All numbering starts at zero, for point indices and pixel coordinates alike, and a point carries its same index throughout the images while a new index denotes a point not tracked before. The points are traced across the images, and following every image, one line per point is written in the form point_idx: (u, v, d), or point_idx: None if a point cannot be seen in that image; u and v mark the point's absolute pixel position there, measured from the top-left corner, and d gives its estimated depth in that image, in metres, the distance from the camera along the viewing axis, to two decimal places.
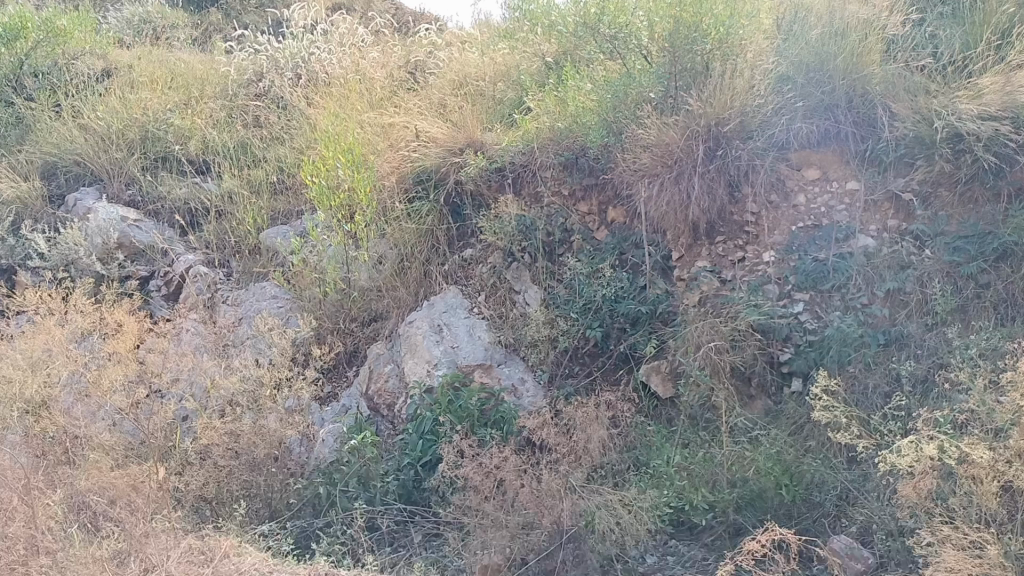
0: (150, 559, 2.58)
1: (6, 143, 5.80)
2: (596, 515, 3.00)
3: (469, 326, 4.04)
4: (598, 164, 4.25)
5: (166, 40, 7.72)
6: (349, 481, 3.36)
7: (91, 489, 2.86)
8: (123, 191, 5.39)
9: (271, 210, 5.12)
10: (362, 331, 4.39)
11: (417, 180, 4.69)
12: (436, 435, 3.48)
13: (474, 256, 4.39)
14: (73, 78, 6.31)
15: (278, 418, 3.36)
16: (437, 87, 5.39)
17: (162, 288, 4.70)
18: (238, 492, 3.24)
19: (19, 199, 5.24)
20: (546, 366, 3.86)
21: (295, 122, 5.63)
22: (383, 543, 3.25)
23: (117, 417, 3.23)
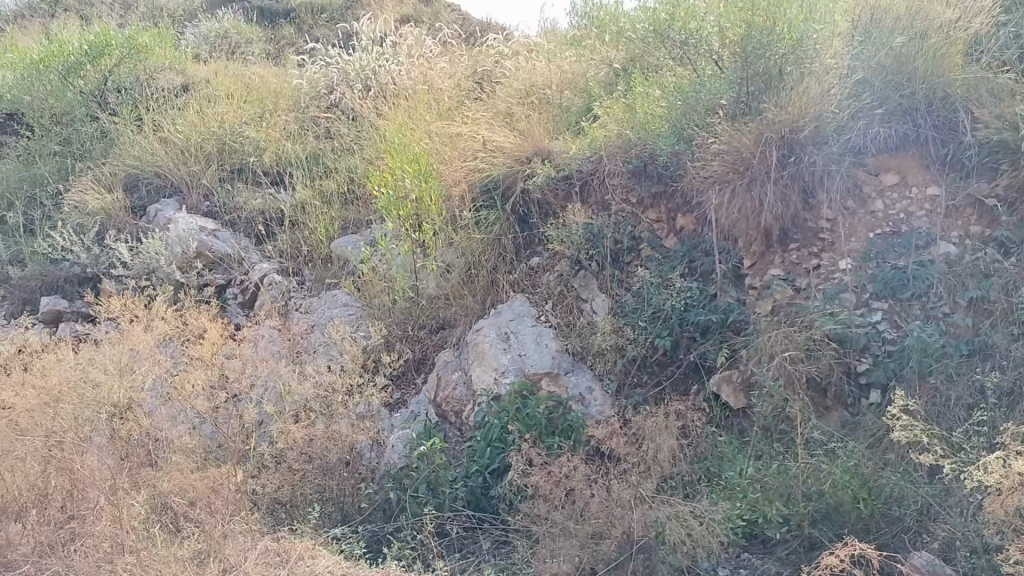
0: (229, 560, 2.68)
1: (92, 156, 6.03)
2: (667, 526, 2.96)
3: (536, 334, 4.02)
4: (666, 171, 4.22)
5: (241, 55, 7.95)
6: (419, 487, 3.36)
7: (172, 490, 2.94)
8: (201, 202, 5.55)
9: (342, 220, 5.21)
10: (431, 339, 4.39)
11: (484, 189, 4.72)
12: (504, 442, 3.47)
13: (542, 264, 4.41)
14: (154, 93, 6.55)
15: (350, 423, 3.42)
16: (504, 96, 5.42)
17: (238, 296, 4.81)
18: (312, 496, 3.31)
19: (104, 210, 5.44)
20: (615, 375, 3.84)
21: (365, 132, 5.73)
22: (452, 549, 3.29)
23: (198, 421, 3.35)
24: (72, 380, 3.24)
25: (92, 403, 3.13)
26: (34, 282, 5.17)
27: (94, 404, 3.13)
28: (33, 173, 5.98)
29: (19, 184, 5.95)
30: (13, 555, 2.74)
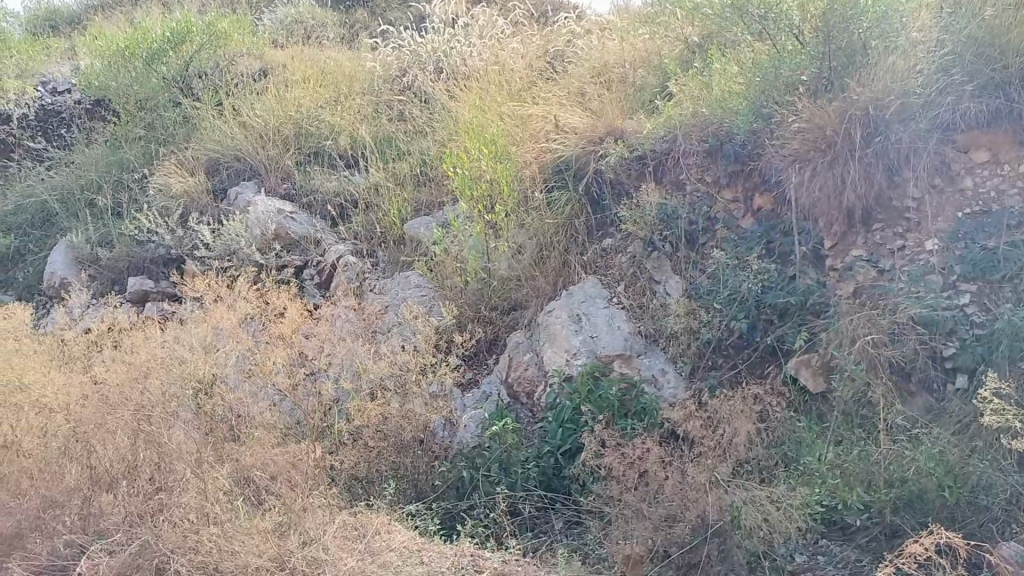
0: (308, 533, 2.77)
1: (175, 141, 6.20)
2: (742, 509, 2.90)
3: (609, 315, 4.00)
4: (744, 150, 4.12)
5: (317, 40, 8.07)
6: (491, 466, 3.43)
7: (255, 464, 3.01)
8: (279, 185, 5.64)
9: (415, 201, 5.27)
10: (503, 320, 4.39)
11: (556, 170, 4.72)
12: (576, 423, 3.49)
13: (614, 246, 4.35)
14: (234, 79, 6.74)
15: (424, 403, 3.46)
16: (577, 76, 5.38)
17: (315, 277, 4.92)
18: (388, 472, 3.38)
19: (187, 193, 5.59)
20: (688, 358, 3.78)
21: (437, 115, 5.76)
22: (525, 528, 3.31)
23: (278, 397, 3.45)
24: (160, 356, 3.37)
25: (179, 380, 3.29)
26: (123, 263, 5.39)
27: (180, 380, 3.29)
28: (120, 158, 6.18)
29: (107, 168, 6.17)
30: (105, 523, 2.87)
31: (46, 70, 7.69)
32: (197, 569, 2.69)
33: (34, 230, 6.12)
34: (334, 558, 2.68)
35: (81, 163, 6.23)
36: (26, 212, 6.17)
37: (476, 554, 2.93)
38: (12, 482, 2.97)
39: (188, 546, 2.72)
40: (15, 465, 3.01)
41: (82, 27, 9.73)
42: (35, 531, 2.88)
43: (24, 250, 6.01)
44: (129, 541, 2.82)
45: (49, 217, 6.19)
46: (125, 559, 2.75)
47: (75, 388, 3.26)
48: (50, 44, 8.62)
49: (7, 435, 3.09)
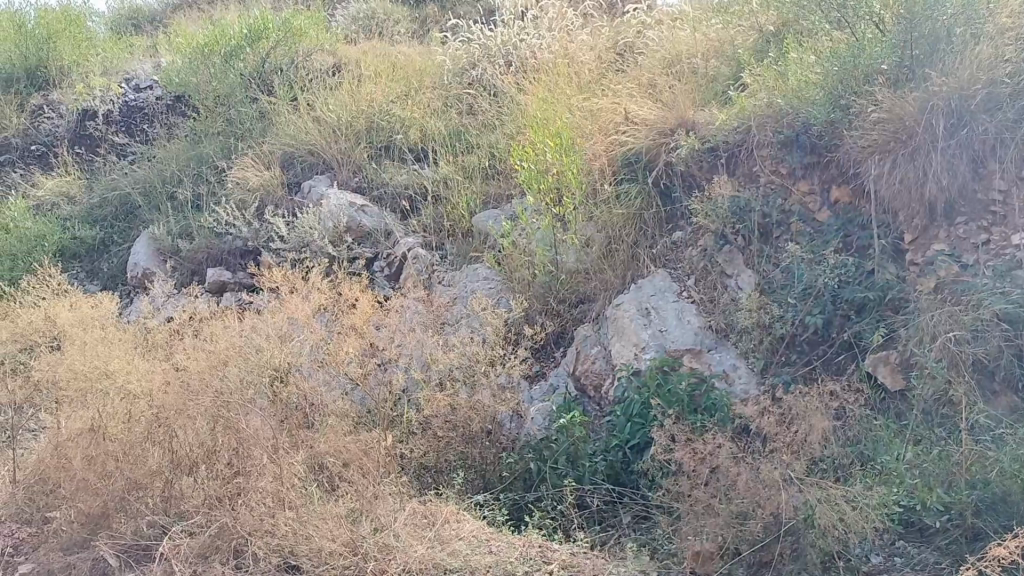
0: (380, 520, 2.83)
1: (252, 136, 6.36)
2: (817, 508, 2.83)
3: (678, 309, 3.97)
4: (821, 142, 4.06)
5: (388, 36, 8.15)
6: (559, 459, 3.42)
7: (329, 452, 3.09)
8: (351, 178, 5.73)
9: (484, 195, 5.30)
10: (570, 313, 4.36)
11: (626, 162, 4.67)
12: (644, 418, 3.47)
13: (684, 239, 4.29)
14: (308, 74, 6.86)
15: (492, 394, 3.46)
16: (647, 67, 5.33)
17: (384, 269, 4.97)
18: (456, 462, 3.40)
19: (263, 186, 5.73)
20: (761, 354, 3.71)
21: (506, 108, 5.77)
22: (592, 522, 3.29)
23: (349, 387, 3.50)
24: (238, 345, 3.48)
25: (255, 369, 3.39)
26: (202, 255, 5.55)
27: (257, 369, 3.39)
28: (199, 152, 6.36)
29: (188, 162, 6.35)
30: (186, 506, 2.97)
31: (131, 68, 7.98)
32: (273, 553, 2.77)
33: (118, 222, 6.34)
34: (404, 545, 2.73)
35: (163, 157, 6.43)
36: (110, 204, 6.40)
37: (544, 545, 2.95)
38: (97, 464, 3.04)
39: (263, 529, 2.80)
40: (99, 447, 3.08)
41: (163, 25, 10.03)
42: (120, 511, 3.00)
43: (109, 241, 6.23)
44: (207, 524, 2.89)
45: (132, 209, 6.40)
46: (205, 540, 2.83)
47: (158, 375, 3.38)
48: (134, 41, 8.91)
49: (93, 419, 3.17)
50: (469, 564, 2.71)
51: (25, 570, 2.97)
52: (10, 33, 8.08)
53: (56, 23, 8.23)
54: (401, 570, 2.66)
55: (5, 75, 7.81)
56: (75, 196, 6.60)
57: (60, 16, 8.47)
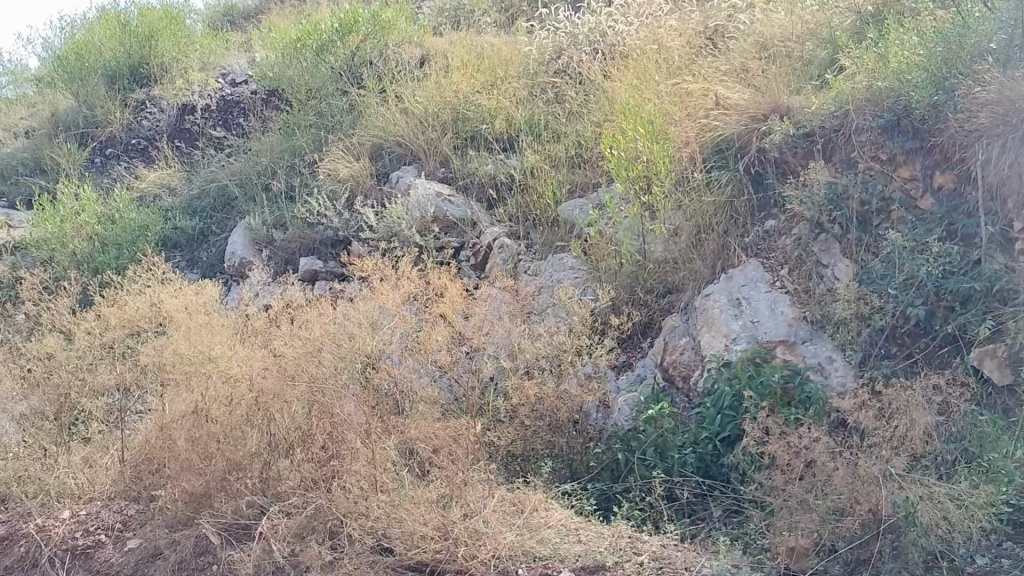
0: (470, 506, 2.88)
1: (342, 128, 6.48)
2: (917, 506, 2.76)
3: (771, 300, 3.85)
4: (923, 125, 3.92)
5: (475, 26, 8.19)
6: (647, 450, 3.39)
7: (419, 437, 3.12)
8: (438, 169, 5.79)
9: (570, 183, 5.28)
10: (657, 303, 4.29)
11: (717, 149, 4.57)
12: (735, 410, 3.40)
13: (777, 228, 4.16)
14: (396, 66, 6.97)
15: (578, 383, 3.48)
16: (738, 50, 5.19)
17: (471, 258, 5.02)
18: (543, 450, 3.43)
19: (353, 177, 5.84)
20: (859, 345, 3.59)
21: (593, 96, 5.74)
22: (681, 514, 3.26)
23: (437, 374, 3.54)
24: (331, 332, 3.48)
25: (348, 355, 3.41)
26: (295, 244, 5.69)
27: (350, 354, 3.41)
28: (293, 145, 6.52)
29: (281, 155, 6.51)
30: (282, 488, 3.07)
31: (226, 63, 8.26)
32: (368, 535, 2.85)
33: (216, 213, 6.55)
34: (493, 531, 2.79)
35: (258, 150, 6.62)
36: (209, 196, 6.63)
37: (634, 535, 2.93)
38: (200, 445, 3.14)
39: (358, 512, 2.88)
40: (201, 429, 3.16)
41: (257, 22, 10.29)
42: (221, 491, 3.10)
43: (207, 231, 6.45)
44: (303, 505, 2.98)
45: (228, 200, 6.61)
46: (303, 521, 2.92)
47: (258, 360, 3.40)
48: (229, 37, 9.18)
49: (196, 401, 3.24)
50: (559, 552, 2.76)
51: (134, 545, 3.13)
52: (113, 30, 8.38)
53: (157, 19, 8.49)
54: (492, 556, 2.74)
55: (109, 72, 8.15)
56: (175, 187, 6.85)
57: (160, 13, 8.74)
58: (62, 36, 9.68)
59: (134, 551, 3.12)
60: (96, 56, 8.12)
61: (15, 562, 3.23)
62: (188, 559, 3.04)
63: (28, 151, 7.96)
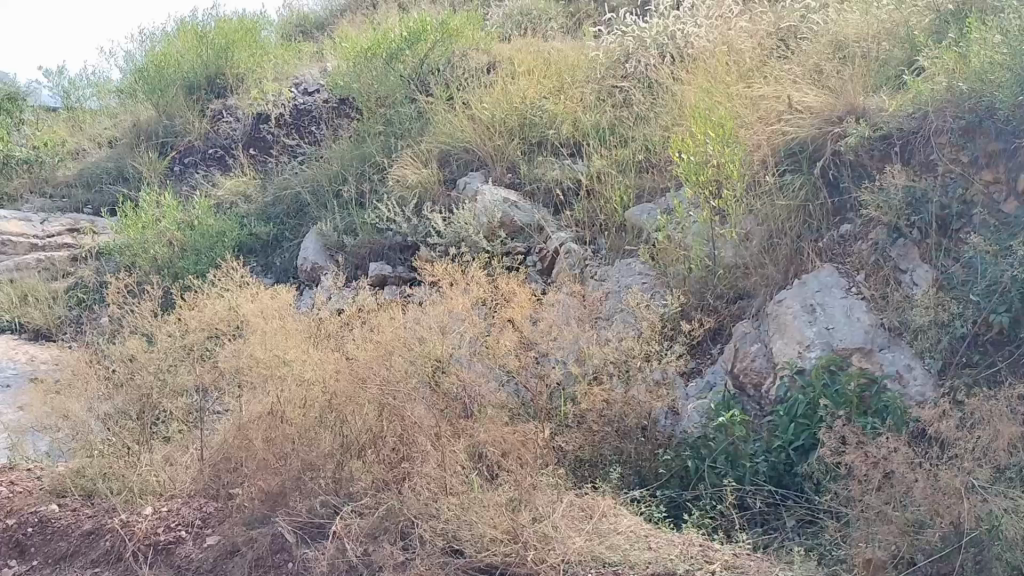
0: (539, 510, 2.89)
1: (411, 134, 6.56)
2: (1003, 520, 2.66)
3: (847, 306, 3.76)
4: (1007, 127, 3.80)
5: (542, 31, 8.20)
6: (717, 458, 3.36)
7: (488, 440, 3.13)
8: (505, 175, 5.81)
9: (638, 188, 5.25)
10: (728, 309, 4.21)
11: (789, 152, 4.48)
12: (810, 419, 3.35)
13: (853, 232, 4.08)
14: (465, 73, 7.04)
15: (647, 390, 3.45)
16: (812, 52, 5.11)
17: (537, 263, 5.02)
18: (611, 456, 3.40)
19: (421, 183, 5.90)
20: (939, 353, 3.50)
21: (661, 100, 5.70)
22: (754, 523, 3.20)
23: (506, 378, 3.53)
24: (402, 337, 3.53)
25: (418, 359, 3.45)
26: (365, 250, 5.79)
27: (420, 359, 3.45)
28: (363, 152, 6.63)
29: (351, 161, 6.63)
30: (355, 488, 3.13)
31: (299, 72, 8.47)
32: (439, 536, 2.87)
33: (289, 219, 6.71)
34: (563, 537, 2.80)
35: (329, 157, 6.76)
36: (283, 202, 6.79)
37: (705, 544, 2.90)
38: (276, 445, 3.25)
39: (429, 513, 2.92)
40: (277, 430, 3.28)
41: (327, 32, 10.52)
42: (296, 490, 3.20)
43: (281, 237, 6.60)
44: (375, 505, 3.04)
45: (301, 207, 6.75)
46: (375, 521, 2.97)
47: (330, 363, 3.47)
48: (302, 47, 9.40)
49: (271, 403, 3.36)
50: (629, 560, 2.74)
51: (212, 542, 3.22)
52: (192, 43, 8.69)
53: (232, 31, 8.78)
54: (562, 560, 2.73)
55: (188, 83, 8.49)
56: (251, 194, 7.05)
57: (237, 24, 9.03)
58: (144, 49, 10.07)
59: (212, 548, 3.20)
60: (176, 68, 8.44)
61: (101, 556, 3.33)
62: (265, 556, 3.09)
63: (113, 160, 8.30)
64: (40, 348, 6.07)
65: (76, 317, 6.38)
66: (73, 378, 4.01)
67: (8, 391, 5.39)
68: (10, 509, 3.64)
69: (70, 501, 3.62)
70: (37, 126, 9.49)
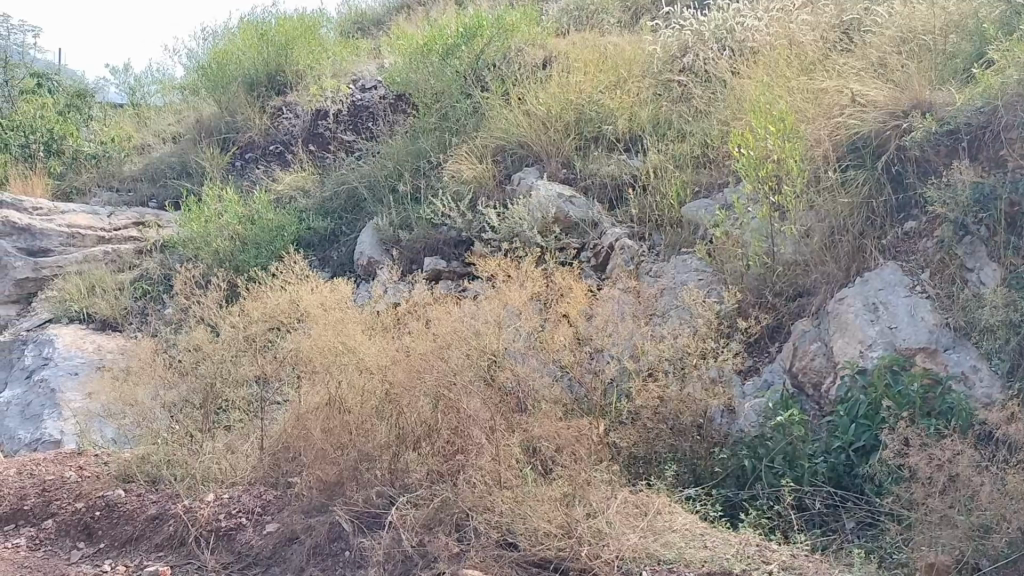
0: (593, 505, 2.89)
1: (466, 130, 6.60)
2: None
3: (910, 305, 3.69)
4: None
5: (599, 26, 8.19)
6: (776, 457, 3.32)
7: (543, 435, 3.14)
8: (559, 170, 5.79)
9: (695, 183, 5.20)
10: (787, 306, 4.13)
11: (852, 147, 4.42)
12: (871, 420, 3.29)
13: (918, 229, 4.00)
14: (520, 68, 7.06)
15: (703, 387, 3.42)
16: (876, 45, 5.02)
17: (591, 259, 4.99)
18: (666, 454, 3.38)
19: (476, 179, 5.93)
20: (1007, 354, 3.38)
21: (719, 94, 5.64)
22: (812, 524, 3.15)
23: (560, 373, 3.50)
24: (459, 330, 3.54)
25: (474, 352, 3.46)
26: (419, 245, 5.83)
27: (476, 353, 3.47)
28: (418, 147, 6.68)
29: (407, 156, 6.69)
30: (410, 479, 3.17)
31: (357, 69, 8.61)
32: (493, 529, 2.90)
33: (346, 214, 6.80)
34: (618, 532, 2.79)
35: (385, 153, 6.83)
36: (340, 197, 6.87)
37: (762, 544, 2.87)
38: (334, 435, 3.33)
39: (484, 506, 2.95)
40: (335, 420, 3.37)
41: (385, 28, 10.65)
42: (352, 480, 3.26)
43: (338, 232, 6.70)
44: (430, 497, 3.07)
45: (358, 201, 6.84)
46: (430, 512, 3.00)
47: (388, 355, 3.52)
48: (359, 44, 9.53)
49: (329, 393, 3.44)
50: (685, 557, 2.72)
51: (272, 529, 3.29)
52: (253, 40, 8.86)
53: (292, 28, 8.92)
54: (616, 557, 2.73)
55: (249, 79, 8.67)
56: (309, 189, 7.16)
57: (297, 22, 9.18)
58: (206, 46, 10.31)
59: (272, 535, 3.27)
60: (237, 65, 8.61)
61: (165, 541, 3.40)
62: (323, 544, 3.14)
63: (176, 155, 8.51)
64: (107, 337, 6.26)
65: (141, 308, 6.57)
66: (139, 366, 4.13)
67: (76, 379, 5.59)
68: (79, 493, 3.77)
69: (136, 486, 3.73)
70: (104, 122, 9.77)
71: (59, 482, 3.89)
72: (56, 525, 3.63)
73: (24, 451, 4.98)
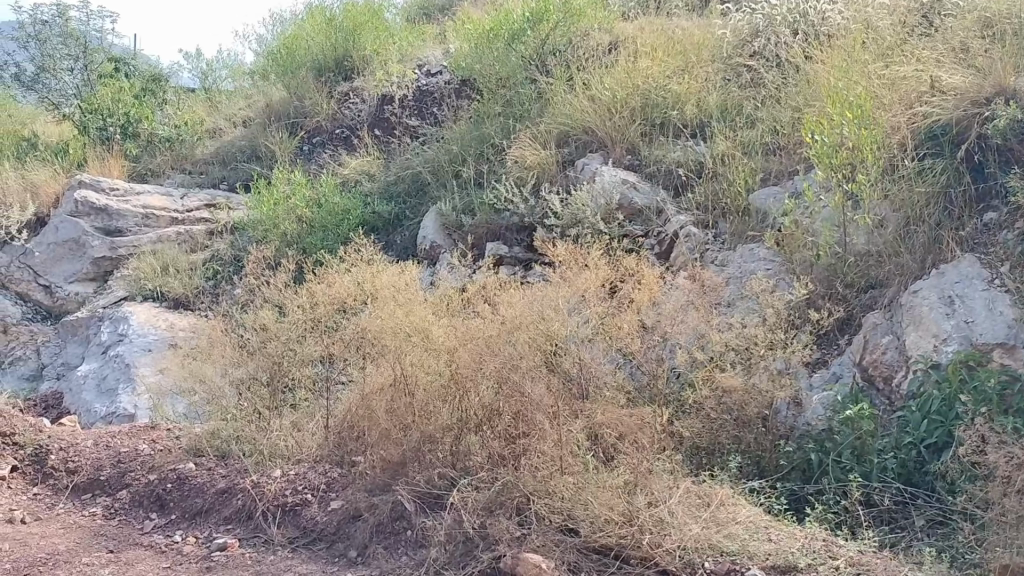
0: (656, 494, 2.88)
1: (530, 115, 6.57)
2: None
3: (988, 299, 3.57)
4: None
5: (667, 10, 8.08)
6: (843, 452, 3.26)
7: (605, 423, 3.16)
8: (624, 157, 5.71)
9: (763, 170, 5.10)
10: (858, 299, 4.02)
11: (930, 134, 4.33)
12: (944, 416, 3.21)
13: (999, 221, 3.86)
14: (586, 54, 7.01)
15: (769, 378, 3.38)
16: (959, 29, 4.87)
17: (655, 246, 4.94)
18: (729, 445, 3.33)
19: (540, 164, 5.91)
20: None
21: (791, 80, 5.53)
22: (880, 520, 3.07)
23: (622, 361, 3.52)
24: (525, 313, 3.50)
25: (537, 336, 3.44)
26: (482, 230, 5.84)
27: (541, 337, 3.44)
28: (482, 133, 6.70)
29: (471, 142, 6.71)
30: (470, 462, 3.21)
31: (422, 54, 8.66)
32: (554, 514, 2.90)
33: (410, 198, 6.86)
34: (680, 522, 2.77)
35: (450, 138, 6.86)
36: (404, 182, 6.94)
37: (829, 539, 2.82)
38: (398, 415, 3.41)
39: (545, 491, 2.96)
40: (400, 401, 3.43)
41: (450, 14, 10.68)
42: (414, 461, 3.32)
43: (402, 216, 6.76)
44: (491, 481, 3.10)
45: (421, 185, 6.88)
46: (492, 495, 3.02)
47: (452, 337, 3.54)
48: (425, 29, 9.58)
49: (394, 375, 3.49)
50: (748, 550, 2.69)
51: (336, 506, 3.35)
52: (320, 27, 9.00)
53: (360, 14, 9.01)
54: (678, 547, 2.71)
55: (316, 65, 8.81)
56: (374, 173, 7.25)
57: (364, 7, 9.26)
58: (275, 32, 10.47)
59: (336, 512, 3.33)
60: (305, 51, 8.78)
61: (233, 514, 3.50)
62: (385, 522, 3.19)
63: (246, 139, 8.68)
64: (178, 315, 6.44)
65: (211, 289, 6.74)
66: (210, 346, 4.26)
67: (149, 355, 5.77)
68: (152, 466, 3.89)
69: (206, 460, 3.84)
70: (177, 106, 10.01)
71: (133, 454, 4.02)
72: (131, 496, 3.76)
73: (100, 423, 5.17)
